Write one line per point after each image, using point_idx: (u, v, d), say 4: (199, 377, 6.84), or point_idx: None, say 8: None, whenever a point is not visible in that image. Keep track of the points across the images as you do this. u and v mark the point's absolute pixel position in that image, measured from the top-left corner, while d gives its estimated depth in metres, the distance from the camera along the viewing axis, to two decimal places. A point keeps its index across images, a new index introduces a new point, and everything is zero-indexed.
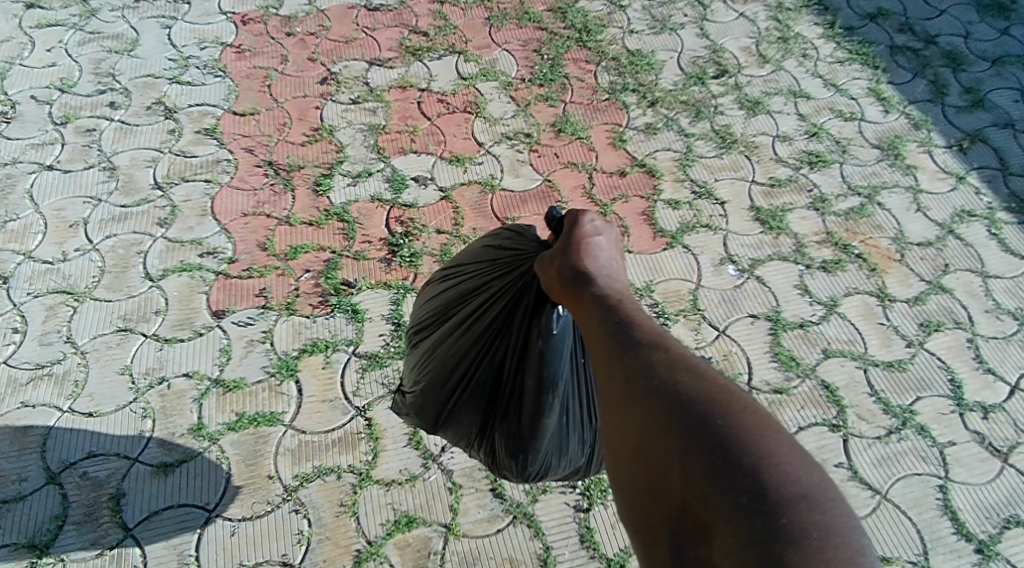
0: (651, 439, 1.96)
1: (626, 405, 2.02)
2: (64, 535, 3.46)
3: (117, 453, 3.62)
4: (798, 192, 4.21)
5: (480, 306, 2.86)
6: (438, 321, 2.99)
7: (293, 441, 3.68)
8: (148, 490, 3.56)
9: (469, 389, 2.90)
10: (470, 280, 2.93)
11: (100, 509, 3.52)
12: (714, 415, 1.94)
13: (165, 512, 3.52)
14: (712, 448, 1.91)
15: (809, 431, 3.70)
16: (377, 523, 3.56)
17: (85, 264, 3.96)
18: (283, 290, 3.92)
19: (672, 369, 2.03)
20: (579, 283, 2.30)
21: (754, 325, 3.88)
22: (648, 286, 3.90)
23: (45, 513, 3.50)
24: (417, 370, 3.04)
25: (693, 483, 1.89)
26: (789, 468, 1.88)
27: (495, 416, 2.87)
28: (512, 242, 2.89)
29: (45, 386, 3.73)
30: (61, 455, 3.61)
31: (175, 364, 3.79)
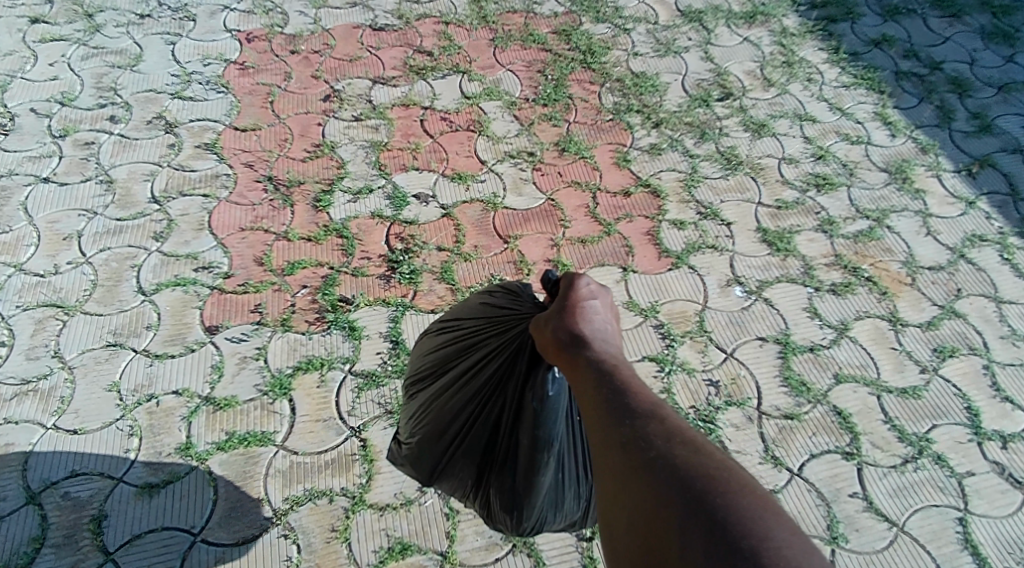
0: (649, 512, 2.04)
1: (623, 476, 2.10)
2: (42, 559, 3.40)
3: (101, 473, 3.57)
4: (805, 214, 4.13)
5: (479, 362, 2.93)
6: (434, 375, 3.05)
7: (285, 461, 3.62)
8: (131, 512, 3.50)
9: (465, 443, 2.98)
10: (466, 335, 3.00)
11: (80, 532, 3.46)
12: (712, 493, 2.01)
13: (147, 535, 3.46)
14: (710, 526, 1.98)
15: (821, 458, 3.66)
16: (370, 550, 3.49)
17: (77, 277, 3.90)
18: (279, 306, 3.83)
19: (669, 441, 2.11)
20: (574, 347, 2.35)
21: (763, 348, 3.81)
22: (653, 307, 3.83)
23: (22, 534, 3.44)
24: (414, 421, 3.11)
25: (691, 559, 1.96)
26: (789, 552, 1.94)
27: (490, 470, 2.95)
28: (507, 304, 2.96)
29: (30, 401, 3.68)
30: (42, 474, 3.56)
31: (164, 381, 3.74)
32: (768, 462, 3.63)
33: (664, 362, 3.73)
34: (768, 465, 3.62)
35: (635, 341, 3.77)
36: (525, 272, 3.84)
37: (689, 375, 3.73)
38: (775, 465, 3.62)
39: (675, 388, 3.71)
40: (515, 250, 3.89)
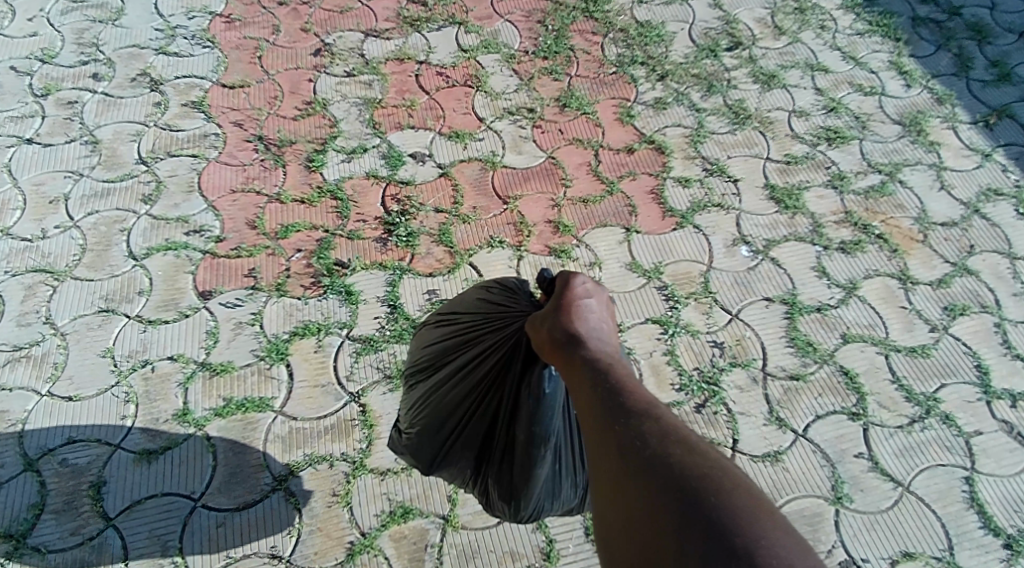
0: (644, 513, 2.00)
1: (618, 476, 2.06)
2: (42, 525, 3.44)
3: (99, 439, 3.58)
4: (815, 169, 4.00)
5: (475, 358, 3.04)
6: (431, 368, 3.16)
7: (284, 427, 3.59)
8: (131, 478, 3.52)
9: (464, 435, 3.11)
10: (461, 331, 3.09)
11: (80, 498, 3.48)
12: (708, 492, 1.97)
13: (148, 501, 3.49)
14: (705, 527, 1.93)
15: (826, 420, 3.61)
16: (372, 513, 3.51)
17: (66, 242, 3.82)
18: (274, 270, 3.75)
19: (665, 441, 2.06)
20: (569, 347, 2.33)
21: (769, 309, 3.72)
22: (657, 270, 3.74)
23: (22, 501, 3.48)
24: (413, 413, 3.24)
25: (685, 561, 1.92)
26: (785, 555, 1.89)
27: (489, 460, 3.10)
28: (502, 301, 3.05)
29: (23, 368, 3.67)
30: (39, 441, 3.57)
31: (159, 347, 3.69)
32: (773, 424, 3.59)
33: (667, 325, 3.66)
34: (773, 426, 3.59)
35: (639, 303, 3.69)
36: (525, 234, 3.75)
37: (692, 337, 3.67)
38: (780, 427, 3.59)
39: (678, 350, 3.65)
40: (515, 212, 3.79)
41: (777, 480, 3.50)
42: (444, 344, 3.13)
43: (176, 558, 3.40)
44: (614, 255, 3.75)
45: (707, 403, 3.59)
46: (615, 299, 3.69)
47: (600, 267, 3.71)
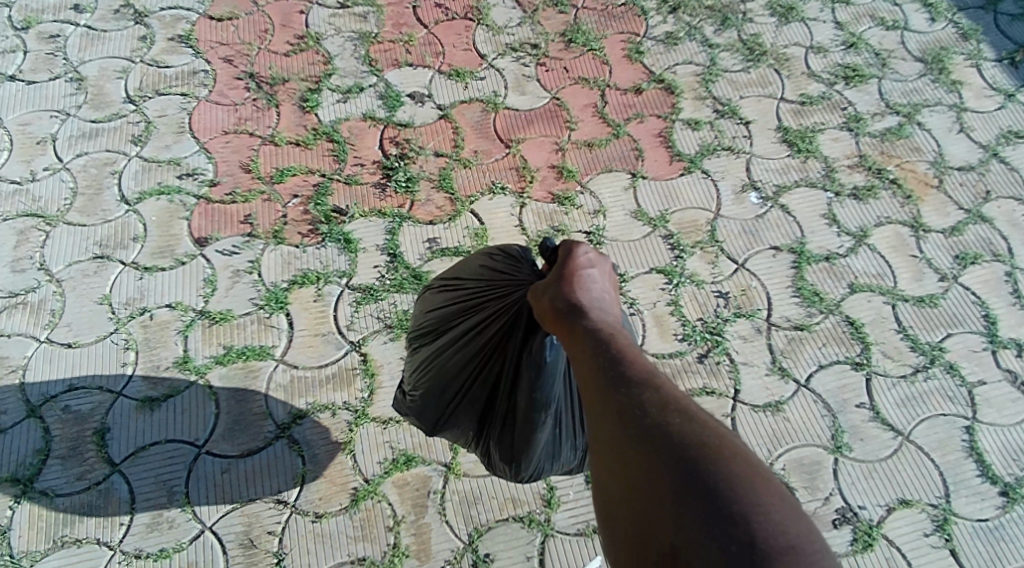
0: (642, 479, 2.05)
1: (617, 444, 2.11)
2: (49, 470, 3.48)
3: (100, 386, 3.58)
4: (831, 110, 4.01)
5: (476, 325, 2.97)
6: (433, 332, 3.10)
7: (285, 376, 3.58)
8: (135, 426, 3.54)
9: (466, 399, 3.07)
10: (463, 296, 3.02)
11: (85, 444, 3.52)
12: (704, 459, 2.01)
13: (152, 447, 3.52)
14: (701, 492, 1.98)
15: (829, 369, 3.60)
16: (374, 461, 3.53)
17: (56, 185, 3.77)
18: (270, 216, 3.71)
19: (663, 410, 2.10)
20: (572, 316, 2.38)
21: (776, 259, 3.73)
22: (663, 217, 3.74)
23: (27, 447, 3.50)
24: (416, 375, 3.19)
25: (681, 527, 1.97)
26: (779, 519, 1.93)
27: (490, 423, 3.06)
28: (504, 267, 2.97)
29: (21, 314, 3.63)
30: (41, 388, 3.57)
31: (157, 295, 3.66)
32: (776, 373, 3.58)
33: (673, 275, 3.66)
34: (775, 376, 3.58)
35: (644, 253, 3.69)
36: (527, 179, 3.75)
37: (697, 287, 3.66)
38: (782, 376, 3.58)
39: (683, 300, 3.64)
40: (517, 156, 3.79)
41: (777, 429, 3.51)
42: (446, 309, 3.06)
43: (182, 503, 3.45)
44: (620, 202, 3.76)
45: (710, 353, 3.58)
46: (622, 248, 3.68)
47: (604, 214, 3.72)
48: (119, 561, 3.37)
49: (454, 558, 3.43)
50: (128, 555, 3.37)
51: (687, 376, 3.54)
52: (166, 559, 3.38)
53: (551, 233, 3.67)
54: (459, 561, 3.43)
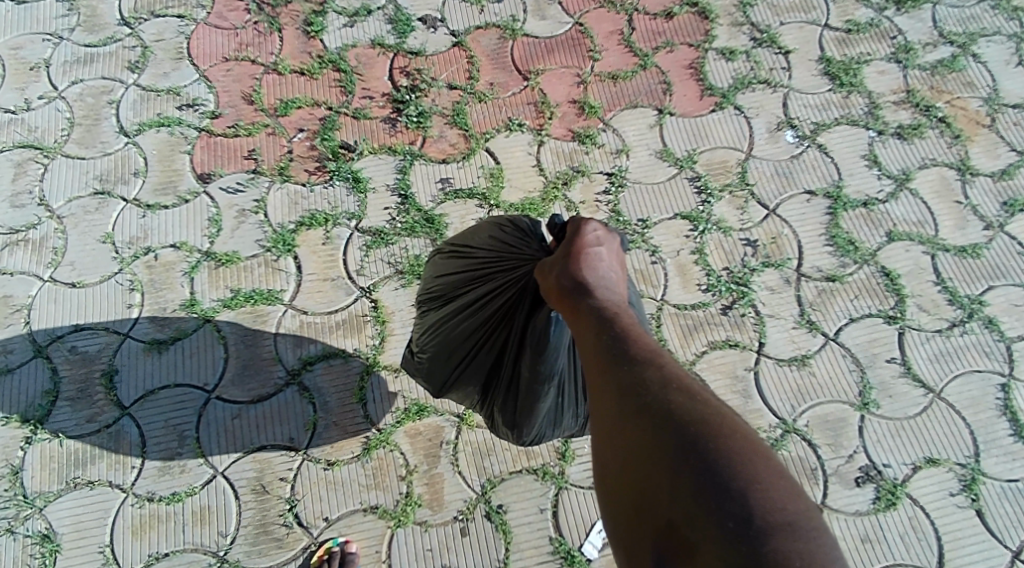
0: (642, 453, 2.07)
1: (620, 419, 2.13)
2: (58, 411, 3.37)
3: (106, 328, 3.43)
4: (878, 39, 3.97)
5: (484, 297, 2.88)
6: (441, 297, 3.01)
7: (294, 321, 3.46)
8: (142, 368, 3.41)
9: (470, 367, 3.00)
10: (472, 264, 2.92)
11: (93, 386, 3.39)
12: (704, 434, 2.03)
13: (162, 391, 3.40)
14: (700, 467, 2.00)
15: (860, 322, 3.61)
16: (387, 410, 3.44)
17: (52, 114, 3.55)
18: (275, 151, 3.54)
19: (665, 387, 2.13)
20: (577, 293, 2.41)
21: (809, 204, 3.74)
22: (690, 158, 3.73)
23: (35, 387, 3.38)
24: (422, 339, 3.11)
25: (680, 504, 1.99)
26: (777, 496, 1.95)
27: (494, 388, 2.99)
28: (513, 238, 2.87)
29: (22, 252, 3.45)
30: (47, 328, 3.42)
31: (161, 235, 3.49)
32: (804, 326, 3.60)
33: (698, 221, 3.67)
34: (802, 329, 3.60)
35: (669, 197, 3.68)
36: (546, 115, 3.68)
37: (724, 235, 3.68)
38: (811, 330, 3.60)
39: (708, 249, 3.66)
40: (536, 90, 3.71)
41: (801, 385, 3.53)
42: (454, 276, 2.97)
43: (194, 448, 3.38)
44: (644, 140, 3.73)
45: (735, 305, 3.61)
46: (647, 190, 3.68)
47: (627, 154, 3.69)
48: (132, 504, 3.32)
49: (467, 509, 3.41)
50: (141, 498, 3.32)
51: (710, 327, 3.57)
52: (179, 502, 3.33)
53: (571, 173, 3.63)
54: (471, 512, 3.41)
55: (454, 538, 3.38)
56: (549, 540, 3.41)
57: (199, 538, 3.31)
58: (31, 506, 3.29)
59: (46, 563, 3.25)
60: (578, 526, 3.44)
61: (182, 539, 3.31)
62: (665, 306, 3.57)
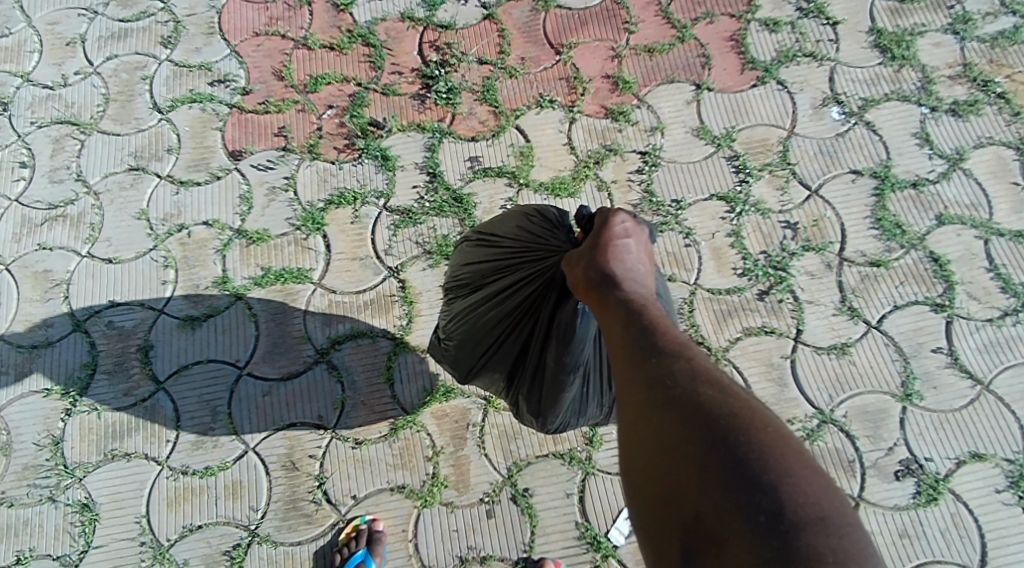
0: (670, 446, 2.09)
1: (648, 411, 2.15)
2: (96, 384, 3.33)
3: (141, 303, 3.40)
4: (934, 10, 3.94)
5: (511, 286, 2.84)
6: (468, 285, 2.96)
7: (323, 300, 3.43)
8: (176, 344, 3.38)
9: (495, 355, 2.95)
10: (499, 253, 2.88)
11: (129, 360, 3.36)
12: (734, 429, 2.06)
13: (195, 366, 3.37)
14: (731, 461, 2.02)
15: (905, 310, 3.65)
16: (413, 392, 3.41)
17: (88, 90, 3.52)
18: (304, 129, 3.51)
19: (694, 381, 2.15)
20: (605, 286, 2.39)
21: (855, 184, 3.74)
22: (728, 136, 3.71)
23: (74, 360, 3.34)
24: (448, 326, 3.07)
25: (709, 497, 2.02)
26: (808, 490, 1.99)
27: (519, 377, 2.95)
28: (540, 229, 2.83)
29: (60, 227, 3.42)
30: (85, 302, 3.38)
31: (193, 212, 3.46)
32: (845, 313, 3.65)
33: (736, 202, 3.67)
34: (843, 316, 3.65)
35: (704, 176, 3.67)
36: (578, 91, 3.66)
37: (763, 217, 3.69)
38: (852, 317, 3.65)
39: (745, 231, 3.67)
40: (568, 65, 3.69)
41: (841, 374, 3.60)
42: (482, 264, 2.93)
43: (226, 424, 3.34)
44: (680, 116, 3.71)
45: (772, 290, 3.65)
46: (681, 168, 3.66)
47: (662, 131, 3.68)
48: (167, 477, 3.29)
49: (493, 491, 3.37)
50: (176, 471, 3.29)
51: (745, 314, 3.61)
52: (212, 476, 3.30)
53: (603, 152, 3.62)
54: (497, 494, 3.37)
55: (480, 520, 3.35)
56: (574, 526, 3.37)
57: (231, 512, 3.28)
58: (71, 476, 3.26)
59: (85, 532, 3.22)
60: (605, 513, 3.39)
61: (214, 512, 3.28)
62: (699, 291, 3.60)
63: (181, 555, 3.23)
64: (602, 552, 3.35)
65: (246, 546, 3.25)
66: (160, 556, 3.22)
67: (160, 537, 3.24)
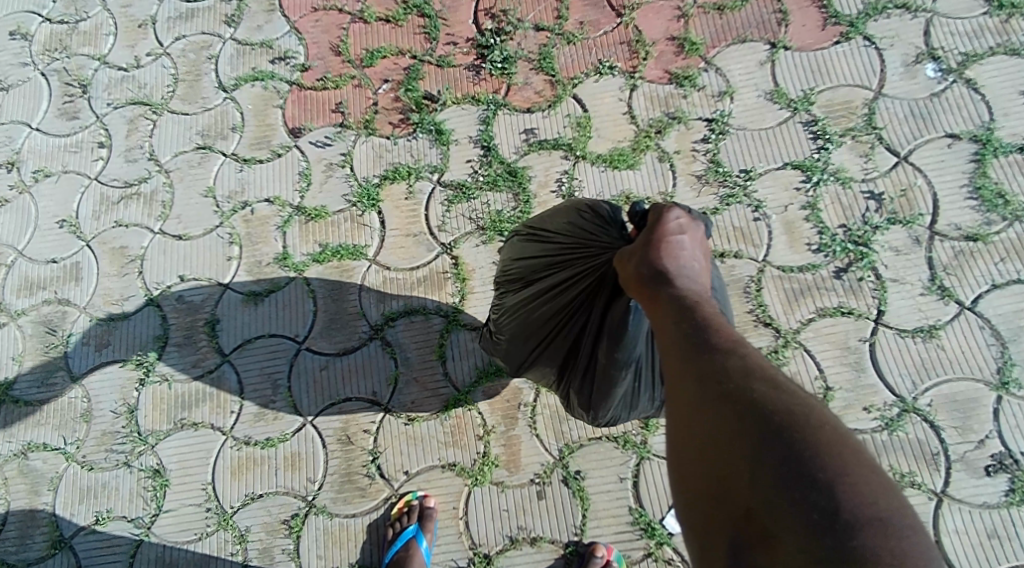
0: (720, 442, 2.08)
1: (700, 405, 2.14)
2: (167, 356, 3.39)
3: (208, 279, 3.43)
4: None
5: (562, 282, 2.70)
6: (520, 279, 2.82)
7: (378, 277, 3.40)
8: (240, 318, 3.40)
9: (547, 350, 2.82)
10: (551, 249, 2.73)
11: (198, 333, 3.41)
12: (791, 427, 2.06)
13: (257, 341, 3.39)
14: (784, 458, 2.03)
15: (1005, 290, 3.36)
16: (466, 369, 3.34)
17: (159, 71, 3.60)
18: (361, 105, 3.52)
19: (749, 378, 2.14)
20: (656, 282, 2.36)
21: (952, 149, 3.47)
22: (806, 99, 3.52)
23: (147, 333, 3.41)
24: (501, 319, 2.95)
25: (762, 493, 2.02)
26: (866, 490, 1.99)
27: (571, 370, 2.81)
28: (592, 225, 2.67)
29: (135, 205, 3.48)
30: (157, 277, 3.44)
31: (256, 189, 3.48)
32: (934, 292, 3.37)
33: (813, 171, 3.46)
34: (932, 296, 3.37)
35: (780, 144, 3.49)
36: (640, 56, 3.56)
37: (843, 187, 3.46)
38: (942, 297, 3.37)
39: (822, 204, 3.45)
40: (630, 27, 3.59)
41: (927, 360, 3.33)
42: (533, 259, 2.79)
43: (285, 398, 3.35)
44: (753, 79, 3.55)
45: (851, 267, 3.40)
46: (752, 136, 3.50)
47: (731, 96, 3.53)
48: (231, 447, 3.33)
49: (544, 472, 3.29)
50: (239, 441, 3.33)
51: (820, 293, 3.38)
52: (272, 447, 3.33)
53: (666, 120, 3.50)
54: (548, 476, 3.29)
55: (531, 501, 3.28)
56: (627, 511, 3.26)
57: (290, 482, 3.31)
58: (145, 443, 3.35)
59: (157, 496, 3.31)
60: (659, 499, 3.27)
61: (275, 482, 3.31)
62: (768, 268, 3.40)
63: (244, 522, 3.29)
64: (656, 539, 3.24)
65: (303, 517, 3.28)
66: (225, 522, 3.28)
67: (224, 504, 3.30)
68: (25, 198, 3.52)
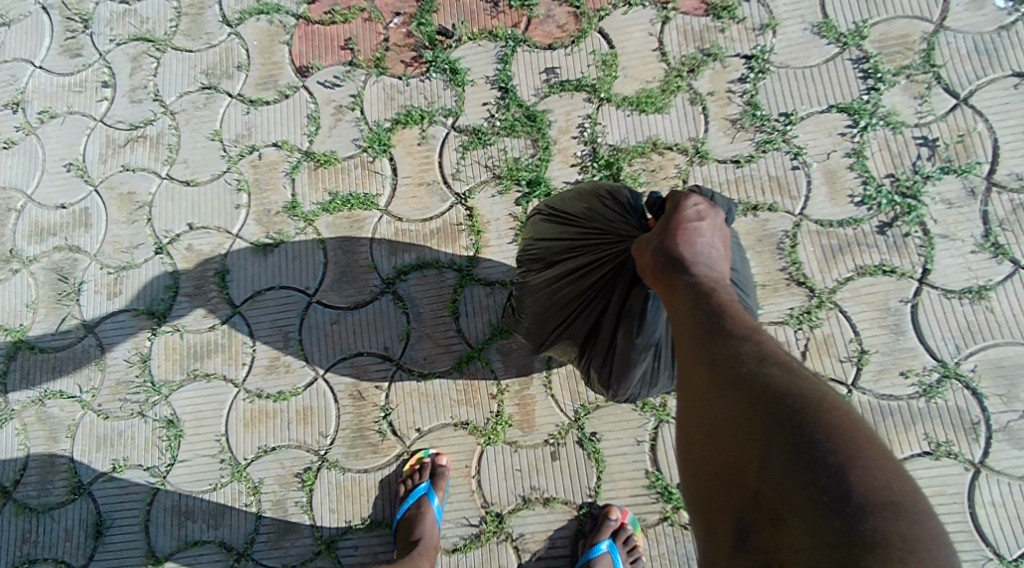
0: (730, 429, 2.00)
1: (711, 392, 2.05)
2: (178, 307, 3.31)
3: (218, 227, 3.33)
4: None
5: (581, 267, 2.59)
6: (539, 260, 2.70)
7: (389, 228, 3.26)
8: (250, 269, 3.30)
9: (565, 334, 2.69)
10: (570, 233, 2.64)
11: (208, 284, 3.31)
12: (802, 412, 1.96)
13: (268, 293, 3.28)
14: (795, 443, 1.94)
15: None
16: (480, 325, 3.21)
17: (161, 5, 3.46)
18: (371, 41, 3.36)
19: (762, 362, 2.04)
20: (671, 268, 2.20)
21: (1017, 92, 3.15)
22: (857, 33, 3.21)
23: (157, 281, 3.32)
24: (517, 302, 2.80)
25: (770, 478, 1.94)
26: (877, 474, 1.90)
27: (590, 353, 2.66)
28: (613, 211, 2.58)
29: (142, 148, 3.39)
30: (165, 225, 3.34)
31: (264, 131, 3.35)
32: (987, 250, 3.10)
33: (860, 115, 3.17)
34: (983, 254, 3.10)
35: (825, 84, 3.20)
36: None
37: (893, 132, 3.17)
38: (996, 255, 3.10)
39: (869, 151, 3.17)
40: None
41: (972, 322, 3.08)
42: (552, 241, 2.67)
43: (296, 351, 3.25)
44: (798, 11, 3.25)
45: (897, 222, 3.13)
46: (795, 75, 3.21)
47: (773, 30, 3.24)
48: (243, 399, 3.25)
49: (559, 433, 3.17)
50: (252, 394, 3.25)
51: (860, 250, 3.13)
52: (285, 401, 3.24)
53: (700, 58, 3.24)
54: (563, 436, 3.16)
55: (544, 461, 3.16)
56: (644, 474, 3.14)
57: (302, 436, 3.22)
58: (158, 393, 3.28)
59: (171, 447, 3.25)
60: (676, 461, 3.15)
61: (287, 435, 3.22)
62: (806, 223, 3.14)
63: (257, 474, 3.21)
64: (673, 503, 3.12)
65: (316, 471, 3.20)
66: (239, 473, 3.21)
67: (238, 455, 3.23)
68: (32, 140, 3.44)
